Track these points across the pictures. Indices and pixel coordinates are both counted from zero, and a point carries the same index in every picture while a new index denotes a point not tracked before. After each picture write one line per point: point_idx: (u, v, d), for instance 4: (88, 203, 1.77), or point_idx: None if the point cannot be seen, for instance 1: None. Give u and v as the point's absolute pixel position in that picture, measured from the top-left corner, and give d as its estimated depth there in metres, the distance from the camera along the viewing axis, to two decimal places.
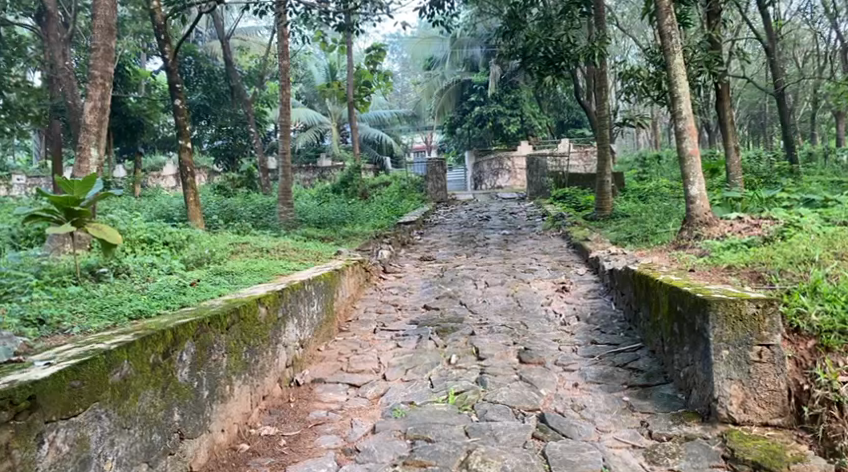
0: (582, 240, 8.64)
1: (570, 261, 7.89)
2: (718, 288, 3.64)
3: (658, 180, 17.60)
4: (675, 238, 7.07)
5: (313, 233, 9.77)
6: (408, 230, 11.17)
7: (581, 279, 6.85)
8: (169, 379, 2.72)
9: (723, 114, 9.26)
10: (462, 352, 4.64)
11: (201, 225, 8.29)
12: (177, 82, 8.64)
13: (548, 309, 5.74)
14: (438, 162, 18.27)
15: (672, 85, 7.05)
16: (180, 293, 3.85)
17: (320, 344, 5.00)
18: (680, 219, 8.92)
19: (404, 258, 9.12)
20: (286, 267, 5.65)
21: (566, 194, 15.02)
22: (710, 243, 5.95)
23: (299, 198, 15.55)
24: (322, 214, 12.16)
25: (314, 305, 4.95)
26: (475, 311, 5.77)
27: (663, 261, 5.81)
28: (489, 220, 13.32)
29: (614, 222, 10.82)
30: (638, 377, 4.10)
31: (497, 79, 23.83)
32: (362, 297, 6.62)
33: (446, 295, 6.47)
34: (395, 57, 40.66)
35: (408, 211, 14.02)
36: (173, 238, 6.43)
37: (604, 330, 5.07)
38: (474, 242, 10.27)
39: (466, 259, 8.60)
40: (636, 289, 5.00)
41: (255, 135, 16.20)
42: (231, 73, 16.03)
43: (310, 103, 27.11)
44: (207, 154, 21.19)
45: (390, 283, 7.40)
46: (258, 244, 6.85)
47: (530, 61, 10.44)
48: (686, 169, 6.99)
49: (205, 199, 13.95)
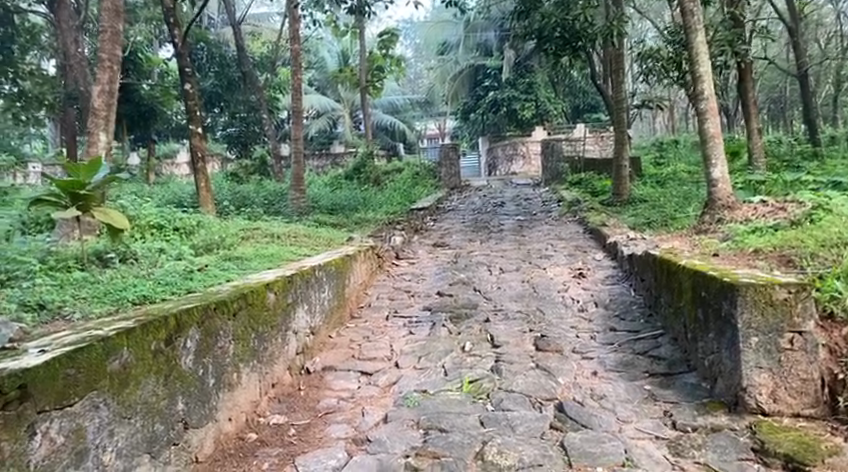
0: (598, 225, 8.46)
1: (587, 247, 7.72)
2: (745, 273, 3.48)
3: (676, 165, 17.29)
4: (696, 222, 6.87)
5: (325, 219, 9.67)
6: (421, 216, 11.04)
7: (598, 264, 6.68)
8: (173, 367, 2.61)
9: (745, 96, 9.00)
10: (476, 339, 4.51)
11: (212, 211, 8.22)
12: (187, 66, 8.51)
13: (565, 295, 5.58)
14: (451, 147, 18.13)
15: (694, 63, 6.82)
16: (187, 279, 3.76)
17: (330, 330, 4.89)
18: (700, 204, 8.71)
19: (418, 245, 8.99)
20: (297, 252, 5.56)
21: (581, 180, 14.80)
22: (734, 228, 5.75)
23: (311, 185, 15.47)
24: (334, 200, 12.07)
25: (325, 292, 4.85)
26: (489, 298, 5.64)
27: (684, 245, 5.62)
28: (503, 206, 13.16)
29: (632, 207, 10.61)
30: (659, 365, 3.95)
31: (511, 64, 23.56)
32: (374, 284, 6.51)
33: (459, 282, 6.33)
34: (408, 43, 40.37)
35: (422, 198, 13.90)
36: (183, 224, 6.34)
37: (623, 317, 4.91)
38: (488, 228, 10.12)
39: (480, 245, 8.46)
40: (657, 275, 4.84)
41: (267, 121, 16.12)
42: (243, 58, 15.90)
43: (323, 90, 26.86)
44: (220, 142, 21.15)
45: (403, 269, 7.28)
46: (268, 229, 6.76)
47: (545, 40, 10.23)
48: (707, 151, 6.78)
49: (217, 186, 13.91)
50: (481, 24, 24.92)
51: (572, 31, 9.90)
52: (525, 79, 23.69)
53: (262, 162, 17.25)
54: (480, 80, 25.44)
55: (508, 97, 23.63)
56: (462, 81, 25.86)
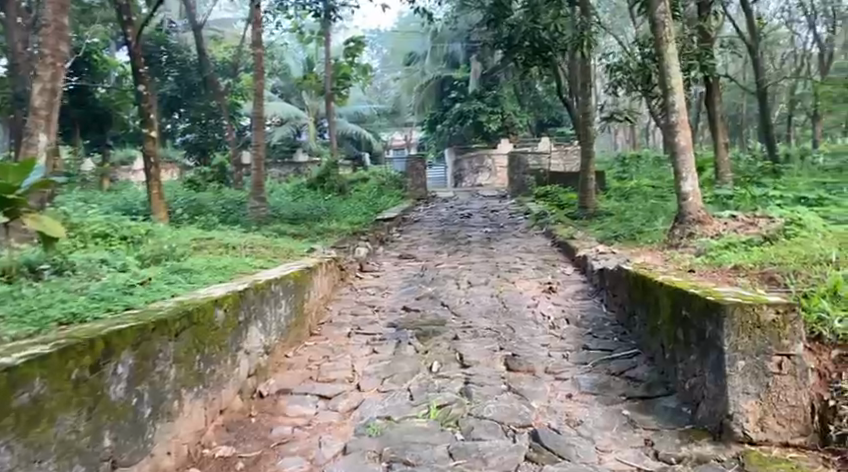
0: (567, 238, 8.30)
1: (556, 260, 7.53)
2: (729, 291, 3.30)
3: (640, 179, 17.42)
4: (666, 236, 6.75)
5: (286, 229, 9.29)
6: (387, 227, 10.74)
7: (568, 278, 6.50)
8: (98, 398, 2.26)
9: (713, 111, 8.98)
10: (444, 359, 4.23)
11: (166, 219, 7.77)
12: (142, 65, 7.92)
13: (535, 311, 5.36)
14: (418, 158, 17.95)
15: (665, 75, 6.74)
16: (126, 294, 3.40)
17: (287, 349, 4.57)
18: (668, 218, 8.65)
19: (383, 256, 8.70)
20: (253, 264, 5.21)
21: (548, 192, 14.73)
22: (706, 243, 5.62)
23: (274, 193, 15.06)
24: (297, 210, 11.71)
25: (282, 307, 4.52)
26: (457, 313, 5.38)
27: (657, 260, 5.47)
28: (470, 218, 12.96)
29: (599, 220, 10.53)
30: (637, 388, 3.74)
31: (478, 76, 23.77)
32: (337, 298, 6.18)
33: (426, 296, 6.05)
34: (374, 53, 40.21)
35: (387, 208, 13.64)
36: (132, 233, 5.93)
37: (596, 334, 4.70)
38: (455, 240, 9.89)
39: (447, 257, 8.22)
40: (631, 291, 4.66)
41: (228, 127, 15.64)
42: (204, 62, 15.40)
43: (287, 97, 26.76)
44: (181, 148, 20.54)
45: (366, 281, 6.98)
46: (224, 239, 6.38)
47: (515, 50, 10.12)
48: (678, 164, 6.68)
49: (174, 194, 13.39)
50: (448, 35, 24.87)
51: (542, 41, 9.83)
52: (491, 92, 23.68)
53: (222, 169, 16.78)
54: (447, 92, 25.41)
55: (474, 110, 23.48)
56: (428, 92, 25.82)
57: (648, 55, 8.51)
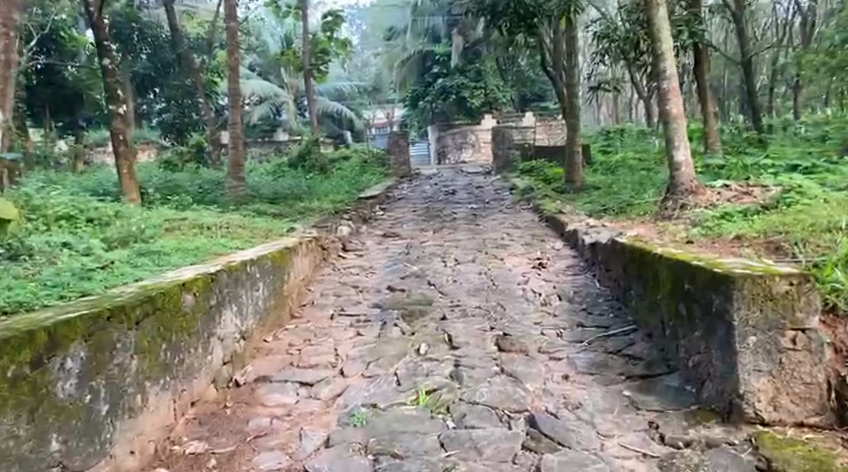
0: (555, 212, 8.07)
1: (545, 236, 7.31)
2: (735, 262, 3.09)
3: (625, 152, 17.24)
4: (658, 208, 6.54)
5: (264, 209, 8.98)
6: (370, 205, 10.47)
7: (558, 254, 6.29)
8: (42, 398, 1.99)
9: (702, 78, 8.72)
10: (433, 340, 4.01)
11: (137, 199, 7.40)
12: (106, 38, 7.47)
13: (526, 288, 5.14)
14: (401, 134, 17.61)
15: (655, 40, 6.48)
16: (84, 279, 3.10)
17: (266, 334, 4.32)
18: (657, 190, 8.45)
19: (366, 235, 8.43)
20: (227, 245, 4.93)
21: (534, 167, 14.50)
22: (700, 214, 5.42)
23: (254, 173, 14.69)
24: (277, 189, 11.38)
25: (259, 290, 4.26)
26: (445, 292, 5.14)
27: (650, 232, 5.27)
28: (455, 194, 12.73)
29: (586, 194, 10.32)
30: (636, 366, 3.54)
31: (459, 50, 23.24)
32: (319, 279, 5.92)
33: (412, 275, 5.81)
34: (354, 29, 39.52)
35: (370, 186, 13.36)
36: (99, 215, 5.61)
37: (590, 311, 4.49)
38: (440, 217, 9.64)
39: (433, 235, 7.97)
40: (626, 265, 4.45)
41: (204, 105, 15.16)
42: (178, 38, 14.91)
43: (266, 75, 26.10)
44: (157, 129, 20.03)
45: (350, 261, 6.72)
46: (198, 220, 6.08)
47: (499, 17, 9.79)
48: (670, 133, 6.46)
49: (148, 175, 12.98)
50: (429, 9, 24.33)
51: (527, 7, 9.52)
52: (474, 66, 23.40)
53: (199, 149, 16.38)
54: (429, 66, 24.96)
55: (456, 85, 23.30)
56: (410, 68, 25.36)
57: (637, 21, 8.22)
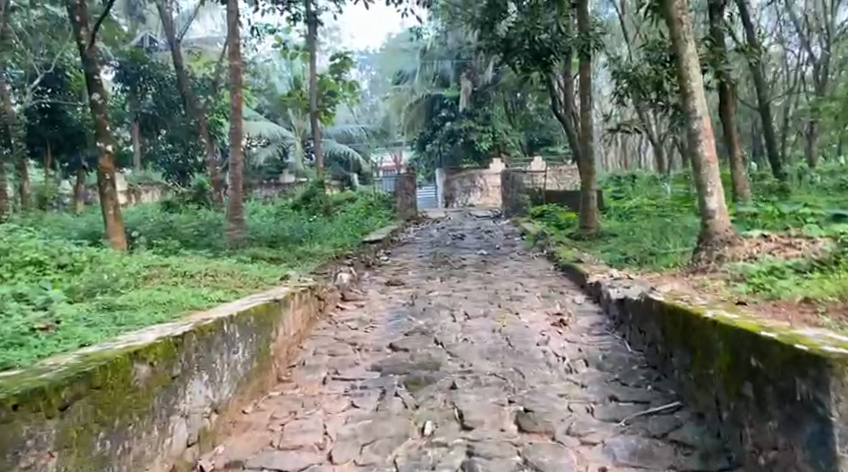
0: (573, 261, 7.47)
1: (563, 287, 6.70)
2: (820, 334, 2.48)
3: (639, 198, 16.74)
4: (689, 259, 5.94)
5: (261, 252, 8.48)
6: (373, 249, 9.92)
7: (580, 309, 5.67)
8: None
9: (726, 121, 8.17)
10: (440, 417, 3.38)
11: (120, 243, 6.87)
12: (97, 72, 7.07)
13: (547, 350, 4.51)
14: (409, 177, 17.21)
15: (683, 79, 5.97)
16: (9, 347, 2.51)
17: (245, 403, 3.70)
18: (682, 239, 7.87)
19: (369, 282, 7.84)
20: (209, 298, 4.36)
21: (545, 211, 14.01)
22: (742, 268, 4.82)
23: (256, 215, 14.24)
24: (277, 232, 10.89)
25: (238, 353, 3.64)
26: (455, 354, 4.51)
27: (687, 288, 4.67)
28: (463, 239, 12.20)
29: (603, 242, 9.75)
30: (689, 457, 2.90)
31: (468, 95, 22.65)
32: (313, 335, 5.31)
33: (417, 331, 5.19)
34: (364, 74, 39.75)
35: (375, 229, 12.82)
36: (72, 260, 5.09)
37: (624, 381, 3.85)
38: (448, 263, 9.07)
39: (441, 283, 7.38)
40: (665, 329, 3.84)
41: (207, 145, 14.77)
42: (182, 79, 14.61)
43: (274, 117, 25.91)
44: (160, 170, 19.80)
45: (349, 313, 6.12)
46: (181, 267, 5.52)
47: (512, 54, 9.41)
48: (701, 179, 5.90)
49: (146, 216, 12.53)
50: (438, 53, 24.03)
51: (543, 44, 9.21)
52: (483, 109, 23.18)
53: (200, 190, 16.10)
54: (437, 110, 24.33)
55: (465, 128, 23.06)
56: (417, 111, 24.64)
57: (660, 60, 7.77)
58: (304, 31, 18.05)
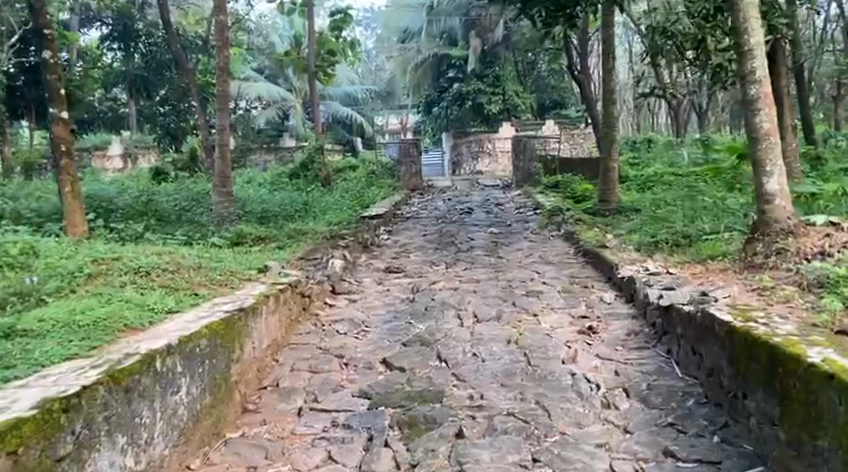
0: (597, 246, 6.56)
1: (587, 279, 5.79)
2: None
3: (657, 166, 15.74)
4: (740, 250, 5.02)
5: (246, 230, 7.60)
6: (372, 227, 8.99)
7: (611, 311, 4.77)
8: None
9: (775, 84, 7.17)
10: None
11: (78, 230, 5.97)
12: (48, 25, 6.13)
13: (577, 374, 3.63)
14: (413, 142, 16.20)
15: (738, 33, 4.95)
16: None
17: (191, 456, 2.87)
18: (720, 218, 6.91)
19: (364, 267, 6.95)
20: (155, 310, 3.51)
21: (559, 182, 13.08)
22: (819, 270, 3.89)
23: (249, 185, 13.40)
24: (268, 206, 9.99)
25: (176, 395, 2.77)
26: (463, 376, 3.65)
27: (750, 296, 3.76)
28: (472, 213, 11.31)
29: (627, 219, 8.83)
30: None
31: (478, 53, 21.53)
32: (293, 344, 4.46)
33: (416, 340, 4.32)
34: (369, 33, 38.40)
35: (376, 201, 11.95)
36: (3, 254, 4.26)
37: (680, 427, 2.98)
38: (455, 244, 8.18)
39: (445, 271, 6.51)
40: (734, 360, 2.96)
41: (197, 108, 13.74)
42: (173, 38, 13.45)
43: (274, 78, 24.62)
44: (153, 134, 18.76)
45: (338, 310, 5.24)
46: (138, 258, 4.67)
47: (532, 5, 8.45)
48: (756, 155, 4.91)
49: (130, 187, 11.71)
50: (446, 9, 22.27)
51: None
52: (492, 70, 22.01)
53: (192, 156, 15.30)
54: (445, 71, 23.14)
55: (474, 90, 21.90)
56: (424, 72, 23.35)
57: (701, 14, 6.77)
58: None
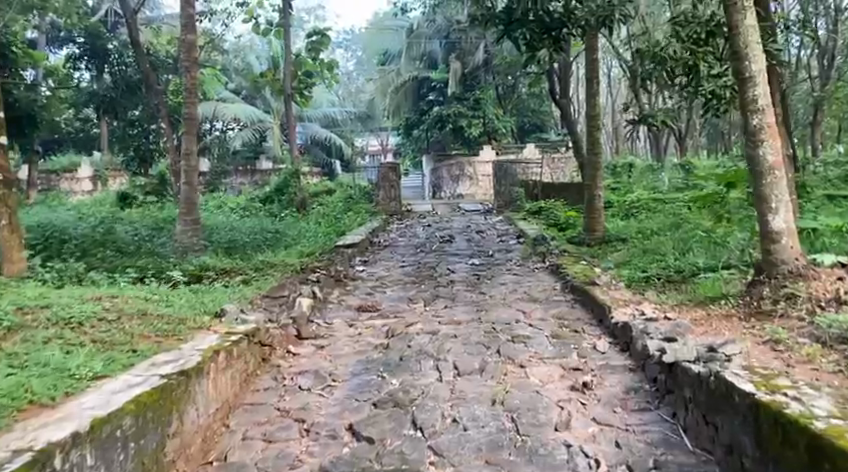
0: (586, 284, 6.11)
1: (577, 321, 5.32)
2: None
3: (640, 191, 15.49)
4: (745, 292, 4.59)
5: (209, 262, 7.05)
6: (346, 257, 8.47)
7: (607, 362, 4.29)
8: None
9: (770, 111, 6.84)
10: None
11: (14, 270, 5.52)
12: None
13: (573, 447, 3.13)
14: (391, 167, 15.71)
15: (738, 58, 4.56)
16: None
17: None
18: (714, 252, 6.50)
19: (335, 305, 6.42)
20: (76, 375, 2.95)
21: (542, 209, 12.72)
22: (842, 321, 3.46)
23: (219, 211, 12.84)
24: (236, 234, 9.44)
25: None
26: (440, 450, 3.13)
27: (769, 355, 3.30)
28: (452, 241, 10.85)
29: (613, 250, 8.42)
30: None
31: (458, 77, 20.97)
32: (248, 404, 3.90)
33: (389, 400, 3.81)
34: (349, 55, 38.20)
35: (353, 227, 11.46)
36: None
37: None
38: (433, 277, 7.70)
39: (423, 310, 5.99)
40: (764, 441, 2.48)
41: (166, 131, 13.19)
42: (142, 58, 12.87)
43: (251, 99, 24.11)
44: (123, 156, 18.12)
45: (302, 359, 4.69)
46: (70, 305, 4.10)
47: (516, 27, 8.12)
48: (761, 190, 4.50)
49: (92, 213, 11.10)
50: (426, 32, 22.00)
51: (553, 15, 7.96)
52: (473, 93, 21.63)
53: (162, 180, 14.73)
54: (425, 93, 22.95)
55: (454, 114, 21.43)
56: (404, 95, 23.12)
57: (692, 39, 6.51)
58: (278, 5, 16.33)
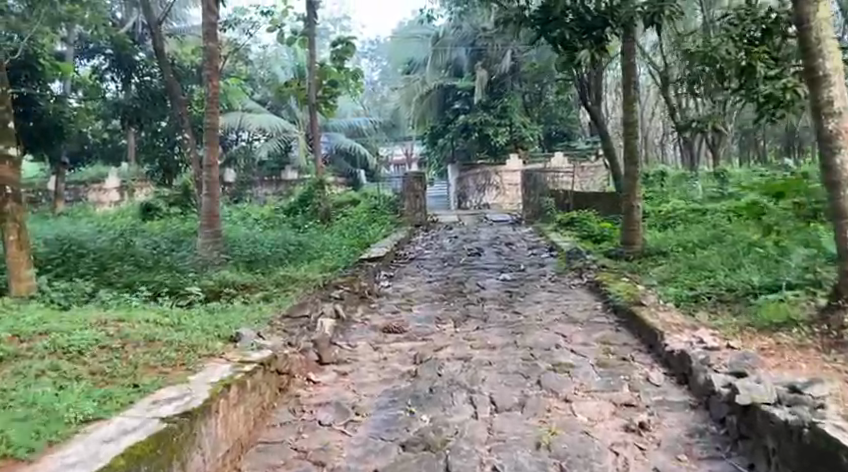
0: (632, 304, 5.62)
1: (624, 347, 4.83)
2: None
3: (674, 201, 14.87)
4: (820, 317, 4.09)
5: (229, 277, 6.70)
6: (370, 272, 8.07)
7: (665, 398, 3.80)
8: None
9: None
10: None
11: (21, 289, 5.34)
12: None
13: None
14: (417, 177, 15.31)
15: (810, 57, 4.06)
16: None
17: None
18: (770, 268, 5.96)
19: (359, 325, 6.00)
20: (64, 418, 2.58)
21: (574, 220, 12.20)
22: None
23: (242, 222, 12.58)
24: (256, 247, 9.12)
25: None
26: None
27: None
28: (481, 254, 10.39)
29: (655, 264, 7.90)
30: None
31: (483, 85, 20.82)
32: (262, 442, 3.51)
33: (419, 440, 3.38)
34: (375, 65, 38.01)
35: (378, 239, 11.06)
36: None
37: None
38: (463, 294, 7.24)
39: (453, 333, 5.54)
40: None
41: (189, 141, 12.97)
42: (165, 68, 12.66)
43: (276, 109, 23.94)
44: (148, 166, 18.03)
45: (322, 389, 4.28)
46: (69, 333, 3.77)
47: (552, 27, 7.83)
48: (838, 203, 4.00)
49: (113, 225, 10.89)
50: (452, 39, 21.72)
51: (594, 13, 7.66)
52: (500, 101, 21.17)
53: (185, 191, 14.56)
54: (450, 102, 22.54)
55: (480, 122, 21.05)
56: (429, 103, 22.74)
57: None
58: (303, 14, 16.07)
